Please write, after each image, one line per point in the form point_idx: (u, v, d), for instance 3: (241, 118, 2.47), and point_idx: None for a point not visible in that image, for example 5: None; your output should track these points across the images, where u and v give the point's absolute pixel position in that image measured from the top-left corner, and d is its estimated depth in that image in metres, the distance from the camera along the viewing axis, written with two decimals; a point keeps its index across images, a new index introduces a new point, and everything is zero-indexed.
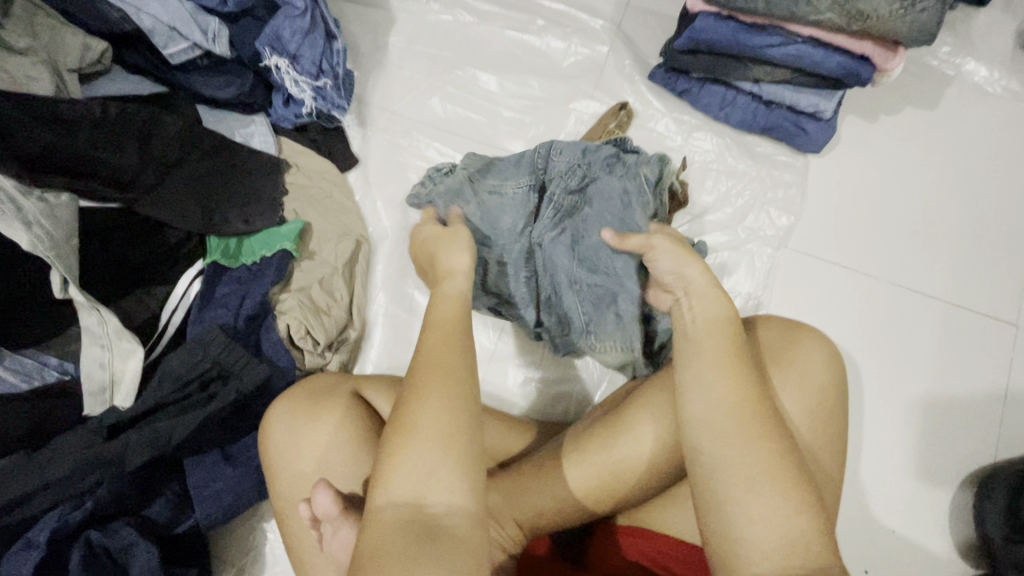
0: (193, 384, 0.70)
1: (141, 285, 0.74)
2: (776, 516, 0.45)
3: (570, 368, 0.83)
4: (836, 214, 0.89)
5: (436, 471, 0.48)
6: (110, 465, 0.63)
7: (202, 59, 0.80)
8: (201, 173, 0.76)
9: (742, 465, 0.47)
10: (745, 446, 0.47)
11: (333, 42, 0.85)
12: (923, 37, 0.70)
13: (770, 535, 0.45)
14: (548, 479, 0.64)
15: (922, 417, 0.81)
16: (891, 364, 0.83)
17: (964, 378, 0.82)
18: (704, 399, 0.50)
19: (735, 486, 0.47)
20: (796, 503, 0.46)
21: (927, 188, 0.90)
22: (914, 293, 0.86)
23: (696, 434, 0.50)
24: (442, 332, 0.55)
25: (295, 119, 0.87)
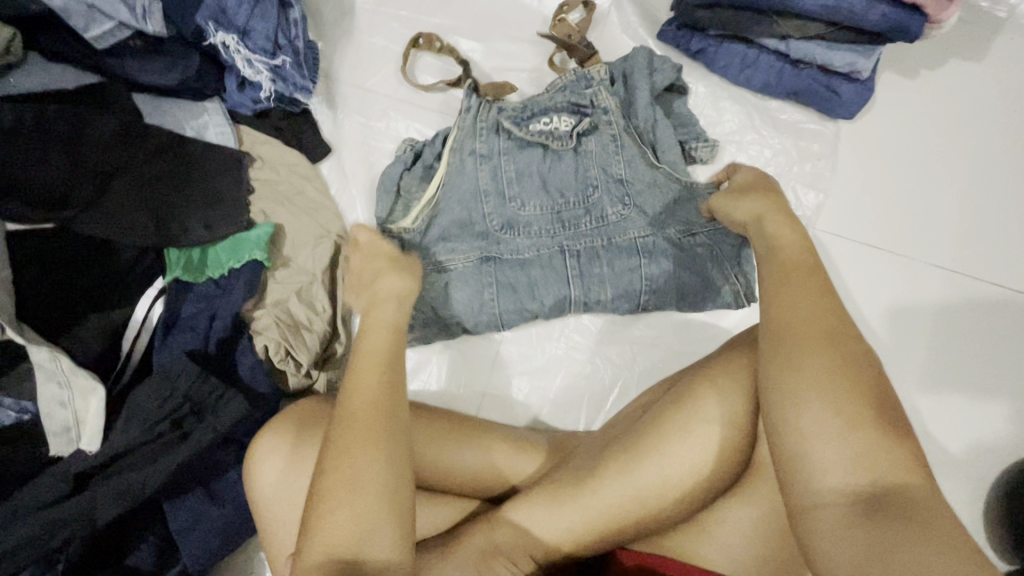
0: (165, 424, 0.63)
1: (96, 311, 0.65)
2: (838, 405, 0.43)
3: (580, 374, 0.77)
4: (858, 165, 0.80)
5: (357, 509, 0.45)
6: (82, 521, 0.58)
7: (134, 40, 0.68)
8: (148, 178, 0.66)
9: (834, 417, 0.42)
10: (842, 401, 0.43)
11: (289, 11, 0.73)
12: None
13: (845, 480, 0.41)
14: (558, 511, 0.59)
15: (919, 328, 0.77)
16: (900, 280, 0.78)
17: (971, 299, 0.78)
18: (815, 356, 0.44)
19: (831, 432, 0.42)
20: (886, 447, 0.42)
21: (941, 120, 0.81)
22: (923, 232, 0.79)
23: (799, 397, 0.44)
24: (358, 427, 0.47)
25: (253, 104, 0.75)
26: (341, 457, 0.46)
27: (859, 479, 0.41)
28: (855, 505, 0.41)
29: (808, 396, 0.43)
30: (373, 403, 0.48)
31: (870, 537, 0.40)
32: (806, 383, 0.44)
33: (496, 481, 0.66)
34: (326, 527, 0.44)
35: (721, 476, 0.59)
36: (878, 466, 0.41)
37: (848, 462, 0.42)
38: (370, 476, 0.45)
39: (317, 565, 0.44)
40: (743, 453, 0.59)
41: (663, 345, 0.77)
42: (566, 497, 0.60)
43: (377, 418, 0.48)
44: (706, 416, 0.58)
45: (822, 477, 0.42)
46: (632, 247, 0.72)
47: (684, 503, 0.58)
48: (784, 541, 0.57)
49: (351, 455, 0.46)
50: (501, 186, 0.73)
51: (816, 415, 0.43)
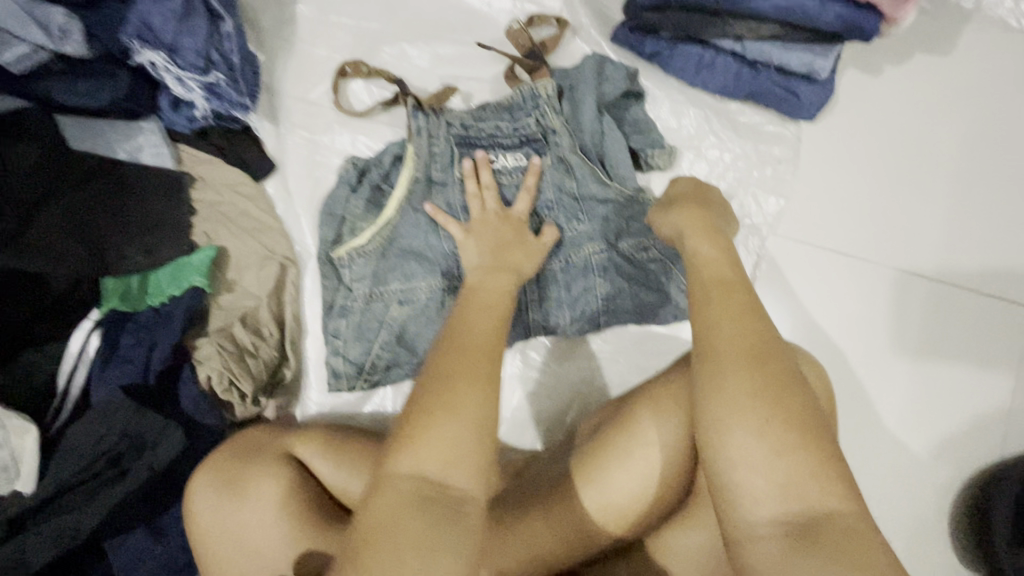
0: (102, 461, 0.61)
1: (31, 344, 0.64)
2: (763, 433, 0.40)
3: (538, 392, 0.74)
4: (850, 129, 0.79)
5: (462, 434, 0.43)
6: (14, 569, 0.56)
7: (56, 63, 0.64)
8: (80, 206, 0.65)
9: (760, 445, 0.40)
10: (770, 422, 0.41)
11: (221, 23, 0.70)
12: None
13: (775, 510, 0.39)
14: (511, 538, 0.57)
15: (919, 297, 0.76)
16: (898, 244, 0.77)
17: (979, 268, 0.76)
18: (733, 373, 0.43)
19: (759, 459, 0.40)
20: (819, 477, 0.40)
21: (939, 81, 0.79)
22: (922, 198, 0.77)
23: (724, 422, 0.42)
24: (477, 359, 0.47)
25: (191, 123, 0.72)
26: (458, 366, 0.47)
27: (787, 507, 0.39)
28: (784, 536, 0.39)
29: (734, 421, 0.41)
30: (480, 330, 0.51)
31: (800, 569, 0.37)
32: (734, 409, 0.42)
33: None
34: (431, 433, 0.43)
35: (667, 500, 0.57)
36: (808, 495, 0.39)
37: (775, 487, 0.40)
38: (467, 408, 0.44)
39: (400, 488, 0.42)
40: (688, 475, 0.57)
41: (622, 361, 0.75)
42: (509, 529, 0.58)
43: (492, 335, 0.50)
44: (649, 438, 0.56)
45: (749, 507, 0.40)
46: (589, 266, 0.70)
47: (631, 526, 0.57)
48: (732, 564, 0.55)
49: (468, 369, 0.46)
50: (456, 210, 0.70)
51: (741, 440, 0.41)
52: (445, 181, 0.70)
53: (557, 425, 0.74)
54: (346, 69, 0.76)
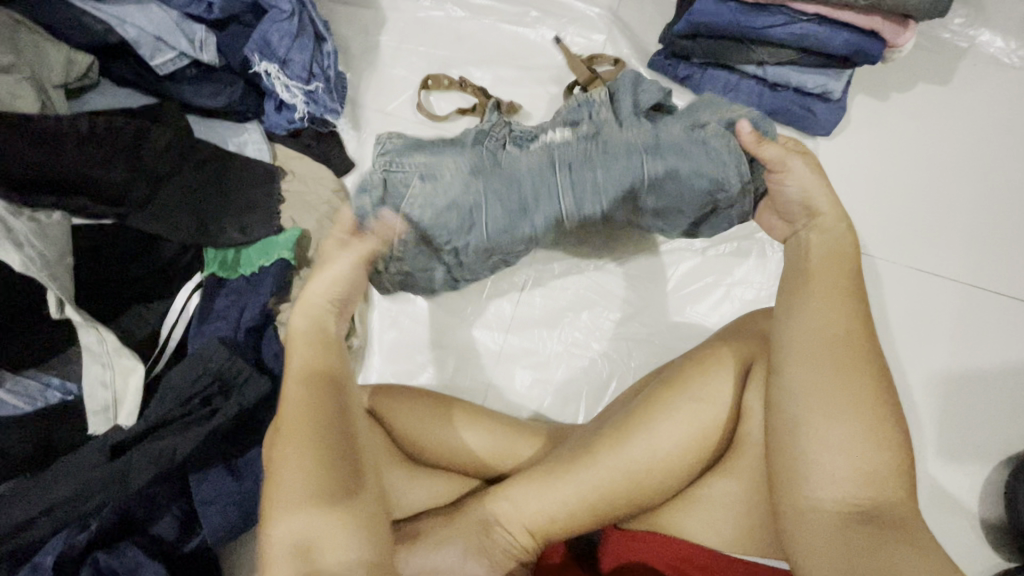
0: (195, 400, 0.69)
1: (142, 301, 0.73)
2: (850, 421, 0.47)
3: (579, 368, 0.81)
4: (876, 148, 0.88)
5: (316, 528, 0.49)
6: (116, 486, 0.63)
7: (191, 69, 0.78)
8: (194, 185, 0.74)
9: (854, 433, 0.47)
10: (851, 415, 0.47)
11: (323, 43, 0.83)
12: (937, 10, 0.71)
13: (840, 493, 0.46)
14: (513, 491, 0.62)
15: (944, 296, 0.82)
16: (924, 248, 0.84)
17: (1001, 273, 0.82)
18: (811, 366, 0.49)
19: (844, 446, 0.46)
20: (893, 466, 0.47)
21: (951, 107, 0.89)
22: (944, 209, 0.85)
23: (811, 413, 0.48)
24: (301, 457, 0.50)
25: (289, 125, 0.84)
26: (288, 436, 0.51)
27: (849, 497, 0.46)
28: (847, 516, 0.46)
29: (828, 421, 0.47)
30: (308, 363, 0.55)
31: (850, 543, 0.45)
32: (816, 400, 0.48)
33: (493, 466, 0.68)
34: (284, 505, 0.49)
35: (704, 457, 0.60)
36: (879, 486, 0.46)
37: (843, 475, 0.46)
38: (317, 509, 0.49)
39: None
40: (729, 428, 0.61)
41: (658, 342, 0.81)
42: (543, 481, 0.61)
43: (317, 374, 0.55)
44: (695, 395, 0.60)
45: (823, 487, 0.47)
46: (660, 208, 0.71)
47: (669, 479, 0.59)
48: (767, 515, 0.57)
49: (294, 477, 0.49)
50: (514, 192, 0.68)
51: (828, 425, 0.47)
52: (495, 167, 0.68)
53: (597, 398, 0.80)
54: (430, 81, 0.89)
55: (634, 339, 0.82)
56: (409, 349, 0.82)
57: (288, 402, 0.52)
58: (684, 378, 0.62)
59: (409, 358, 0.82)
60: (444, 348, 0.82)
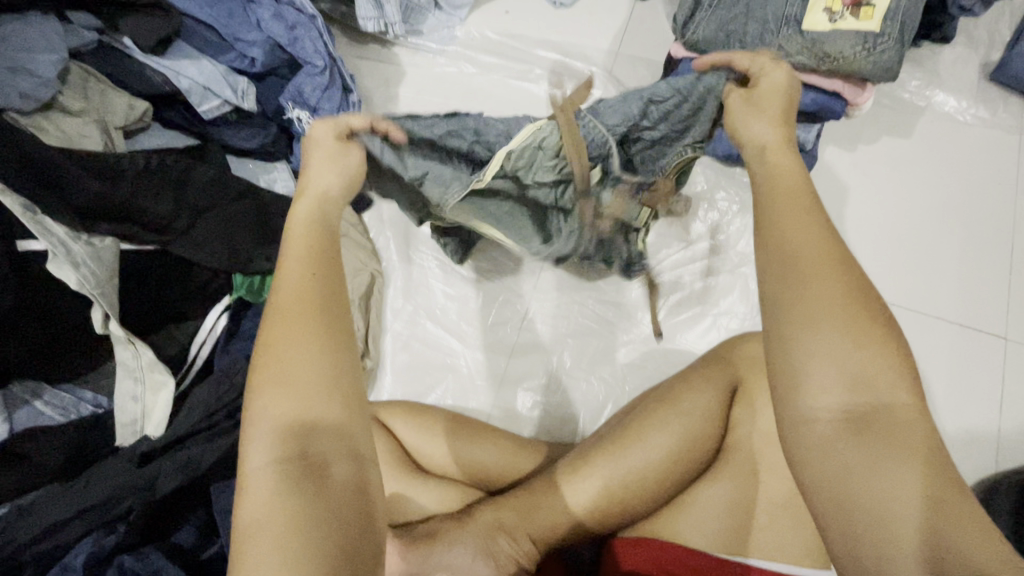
0: (221, 414, 0.75)
1: (175, 320, 0.80)
2: (846, 331, 0.41)
3: (578, 390, 0.86)
4: (883, 200, 0.96)
5: (297, 425, 0.41)
6: (145, 490, 0.69)
7: (231, 114, 0.86)
8: (231, 217, 0.81)
9: (855, 333, 0.41)
10: (848, 322, 0.41)
11: (350, 94, 0.91)
12: (886, 76, 0.81)
13: (838, 398, 0.41)
14: (569, 491, 0.65)
15: (939, 332, 0.90)
16: (920, 287, 0.92)
17: (985, 310, 0.90)
18: (795, 261, 0.43)
19: (845, 349, 0.41)
20: (892, 373, 0.41)
21: (940, 159, 0.98)
22: (937, 251, 0.93)
23: (806, 325, 0.42)
24: (289, 345, 0.42)
25: None
26: (285, 305, 0.43)
27: (853, 407, 0.41)
28: (843, 425, 0.41)
29: (824, 329, 0.41)
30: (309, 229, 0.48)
31: (848, 454, 0.41)
32: (812, 318, 0.42)
33: (498, 477, 0.73)
34: (273, 379, 0.41)
35: (694, 465, 0.66)
36: (875, 389, 0.41)
37: (837, 385, 0.41)
38: (294, 375, 0.41)
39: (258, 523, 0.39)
40: (714, 437, 0.66)
41: (650, 368, 0.87)
42: (571, 479, 0.66)
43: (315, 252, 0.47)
44: (686, 408, 0.66)
45: (817, 399, 0.42)
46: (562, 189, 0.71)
47: (664, 486, 0.64)
48: (757, 513, 0.62)
49: (278, 360, 0.42)
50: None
51: (815, 338, 0.41)
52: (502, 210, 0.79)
53: (593, 419, 0.85)
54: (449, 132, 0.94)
55: (628, 363, 0.87)
56: (419, 371, 0.88)
57: (287, 276, 0.45)
58: (683, 395, 0.67)
59: (418, 380, 0.87)
60: (451, 370, 0.88)
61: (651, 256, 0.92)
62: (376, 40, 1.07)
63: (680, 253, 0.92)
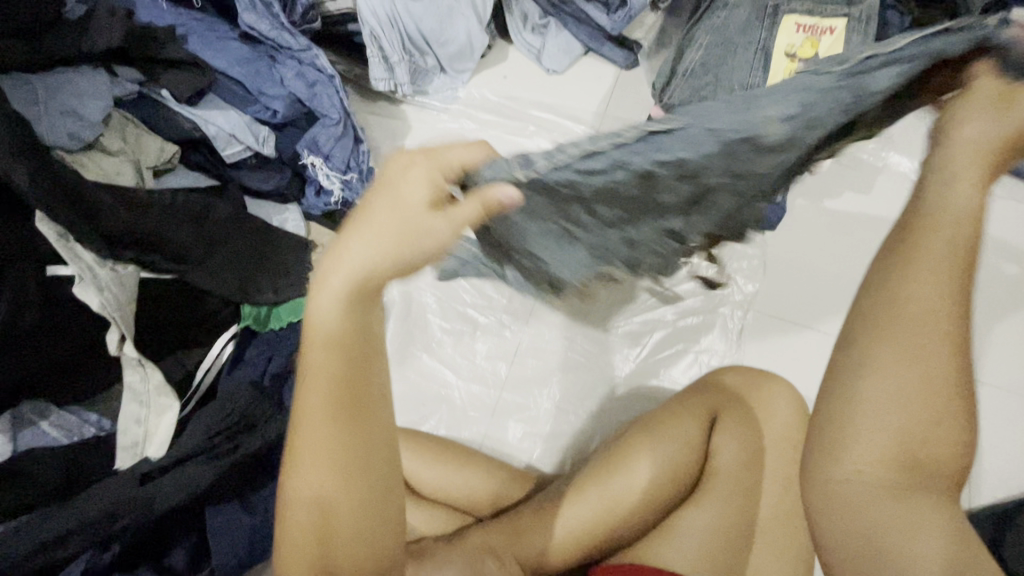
0: (221, 436, 0.77)
1: (182, 346, 0.84)
2: (909, 395, 0.37)
3: (566, 423, 0.90)
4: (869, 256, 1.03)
5: (321, 529, 0.40)
6: (143, 509, 0.69)
7: (252, 159, 0.94)
8: (243, 251, 0.88)
9: (930, 399, 0.37)
10: (925, 389, 0.37)
11: (360, 144, 1.01)
12: None
13: (885, 460, 0.38)
14: (563, 511, 0.68)
15: None
16: None
17: None
18: (905, 306, 0.37)
19: (911, 413, 0.37)
20: (950, 454, 0.38)
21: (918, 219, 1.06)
22: None
23: (868, 377, 0.38)
24: (313, 451, 0.39)
25: (324, 206, 1.01)
26: (309, 410, 0.39)
27: (894, 476, 0.38)
28: (877, 487, 0.38)
29: (889, 386, 0.37)
30: (331, 332, 0.38)
31: (881, 516, 0.38)
32: (883, 386, 0.37)
33: (489, 502, 0.75)
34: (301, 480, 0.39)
35: (675, 492, 0.69)
36: (923, 456, 0.38)
37: (896, 451, 0.37)
38: (320, 484, 0.39)
39: None
40: (693, 464, 0.70)
41: (636, 402, 0.91)
42: (575, 501, 0.68)
43: (343, 358, 0.39)
44: (667, 434, 0.70)
45: (859, 453, 0.38)
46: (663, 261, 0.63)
47: (648, 510, 0.67)
48: (739, 538, 0.65)
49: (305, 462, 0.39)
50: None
51: (869, 402, 0.38)
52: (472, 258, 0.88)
53: (582, 450, 0.88)
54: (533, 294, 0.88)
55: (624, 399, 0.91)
56: (413, 401, 0.92)
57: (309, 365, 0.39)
58: (667, 422, 0.72)
59: (411, 411, 0.91)
60: (445, 401, 0.92)
61: None
62: (385, 98, 1.18)
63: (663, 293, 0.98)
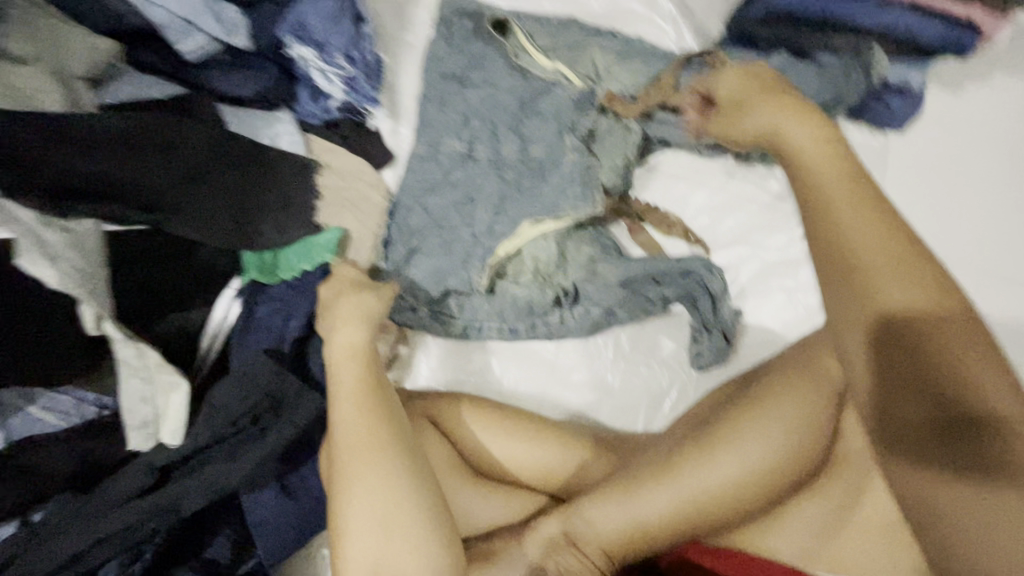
0: (245, 419, 0.66)
1: (180, 307, 0.69)
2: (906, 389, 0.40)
3: (638, 377, 0.78)
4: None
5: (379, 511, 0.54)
6: (168, 512, 0.61)
7: (222, 55, 0.73)
8: (232, 183, 0.69)
9: (904, 352, 0.40)
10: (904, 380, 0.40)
11: (363, 25, 0.76)
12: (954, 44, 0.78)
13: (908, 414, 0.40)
14: (589, 510, 0.60)
15: None
16: None
17: None
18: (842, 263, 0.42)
19: (896, 378, 0.40)
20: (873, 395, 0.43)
21: None
22: None
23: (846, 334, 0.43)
24: (361, 452, 0.56)
25: (324, 114, 0.79)
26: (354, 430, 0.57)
27: (957, 460, 0.38)
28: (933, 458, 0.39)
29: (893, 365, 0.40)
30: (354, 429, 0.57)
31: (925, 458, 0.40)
32: (900, 391, 0.40)
33: (565, 479, 0.67)
34: (350, 475, 0.56)
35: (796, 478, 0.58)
36: (920, 406, 0.40)
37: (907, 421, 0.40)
38: (376, 481, 0.55)
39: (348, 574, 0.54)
40: (820, 450, 0.57)
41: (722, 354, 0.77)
42: (602, 497, 0.61)
43: (374, 447, 0.56)
44: (781, 411, 0.57)
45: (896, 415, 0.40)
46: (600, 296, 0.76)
47: (761, 501, 0.57)
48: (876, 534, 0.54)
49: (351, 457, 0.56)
50: (485, 120, 0.80)
51: (902, 386, 0.40)
52: (488, 192, 0.78)
53: (657, 408, 0.77)
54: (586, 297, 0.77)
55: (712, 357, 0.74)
56: (458, 357, 0.79)
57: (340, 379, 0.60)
58: (764, 391, 0.59)
59: (458, 366, 0.79)
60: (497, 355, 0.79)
61: (717, 220, 0.81)
62: None
63: (755, 215, 0.81)
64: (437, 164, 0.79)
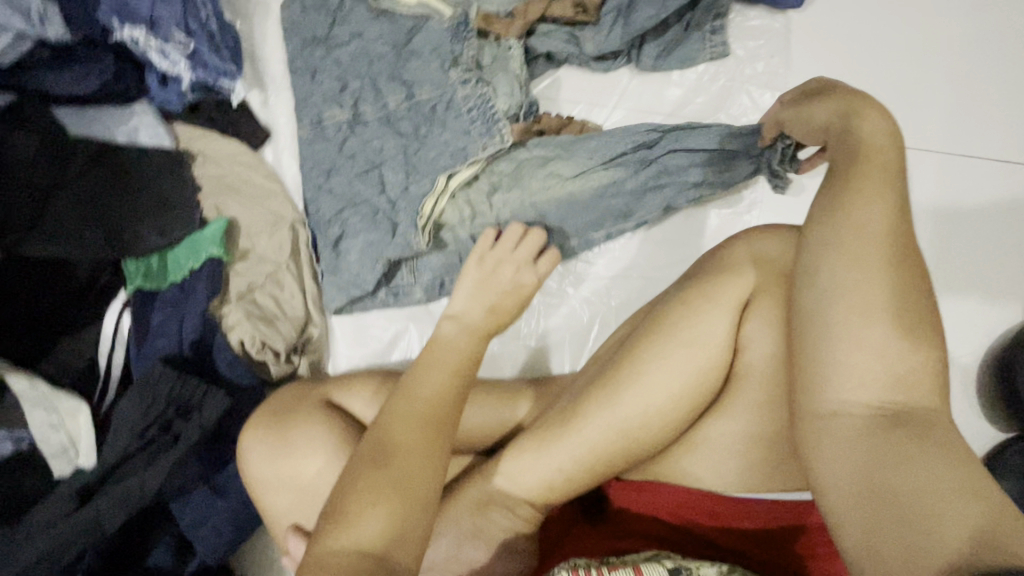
0: (155, 428, 0.64)
1: (69, 330, 0.67)
2: (864, 337, 0.41)
3: (557, 314, 0.76)
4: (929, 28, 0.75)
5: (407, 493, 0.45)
6: (93, 531, 0.60)
7: (42, 50, 0.65)
8: (90, 191, 0.66)
9: (865, 305, 0.41)
10: (875, 323, 0.41)
11: None
12: None
13: (873, 368, 0.41)
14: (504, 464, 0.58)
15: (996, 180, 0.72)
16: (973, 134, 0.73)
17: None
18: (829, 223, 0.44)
19: (846, 336, 0.41)
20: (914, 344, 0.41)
21: None
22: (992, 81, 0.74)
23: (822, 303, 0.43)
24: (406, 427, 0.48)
25: (181, 99, 0.73)
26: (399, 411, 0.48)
27: (900, 446, 0.38)
28: (871, 421, 0.40)
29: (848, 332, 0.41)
30: (433, 400, 0.49)
31: (873, 450, 0.39)
32: (863, 354, 0.41)
33: (489, 435, 0.66)
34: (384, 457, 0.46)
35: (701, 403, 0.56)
36: (897, 375, 0.41)
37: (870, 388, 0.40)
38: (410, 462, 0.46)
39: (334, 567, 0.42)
40: (717, 376, 0.55)
41: (637, 278, 0.75)
42: (519, 453, 0.58)
43: (425, 428, 0.48)
44: (682, 336, 0.55)
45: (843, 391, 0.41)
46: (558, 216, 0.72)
47: (670, 432, 0.55)
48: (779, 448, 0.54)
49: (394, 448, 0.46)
50: (360, 77, 0.73)
51: (861, 344, 0.41)
52: (390, 153, 0.71)
53: (580, 344, 0.75)
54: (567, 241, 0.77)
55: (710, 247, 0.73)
56: (368, 331, 0.76)
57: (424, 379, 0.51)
58: (675, 317, 0.56)
59: (372, 337, 0.76)
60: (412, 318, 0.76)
61: None
62: None
63: None
64: (326, 140, 0.72)
